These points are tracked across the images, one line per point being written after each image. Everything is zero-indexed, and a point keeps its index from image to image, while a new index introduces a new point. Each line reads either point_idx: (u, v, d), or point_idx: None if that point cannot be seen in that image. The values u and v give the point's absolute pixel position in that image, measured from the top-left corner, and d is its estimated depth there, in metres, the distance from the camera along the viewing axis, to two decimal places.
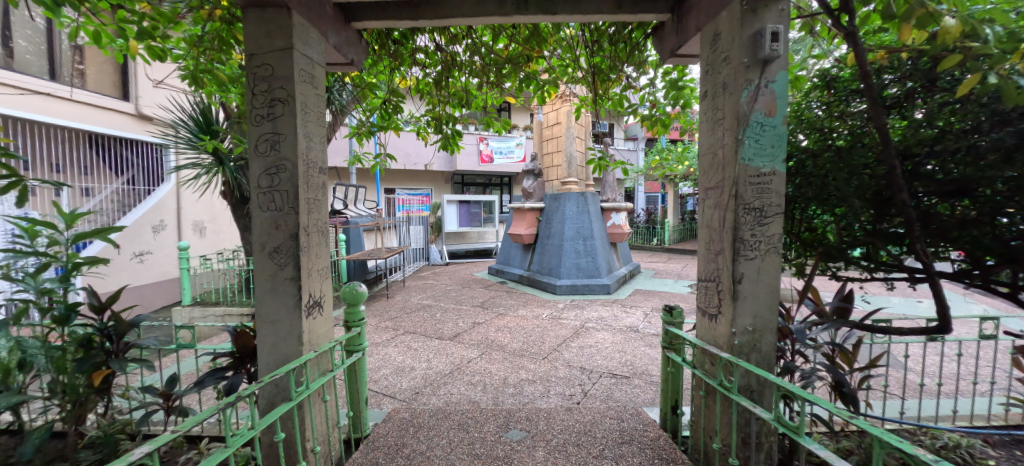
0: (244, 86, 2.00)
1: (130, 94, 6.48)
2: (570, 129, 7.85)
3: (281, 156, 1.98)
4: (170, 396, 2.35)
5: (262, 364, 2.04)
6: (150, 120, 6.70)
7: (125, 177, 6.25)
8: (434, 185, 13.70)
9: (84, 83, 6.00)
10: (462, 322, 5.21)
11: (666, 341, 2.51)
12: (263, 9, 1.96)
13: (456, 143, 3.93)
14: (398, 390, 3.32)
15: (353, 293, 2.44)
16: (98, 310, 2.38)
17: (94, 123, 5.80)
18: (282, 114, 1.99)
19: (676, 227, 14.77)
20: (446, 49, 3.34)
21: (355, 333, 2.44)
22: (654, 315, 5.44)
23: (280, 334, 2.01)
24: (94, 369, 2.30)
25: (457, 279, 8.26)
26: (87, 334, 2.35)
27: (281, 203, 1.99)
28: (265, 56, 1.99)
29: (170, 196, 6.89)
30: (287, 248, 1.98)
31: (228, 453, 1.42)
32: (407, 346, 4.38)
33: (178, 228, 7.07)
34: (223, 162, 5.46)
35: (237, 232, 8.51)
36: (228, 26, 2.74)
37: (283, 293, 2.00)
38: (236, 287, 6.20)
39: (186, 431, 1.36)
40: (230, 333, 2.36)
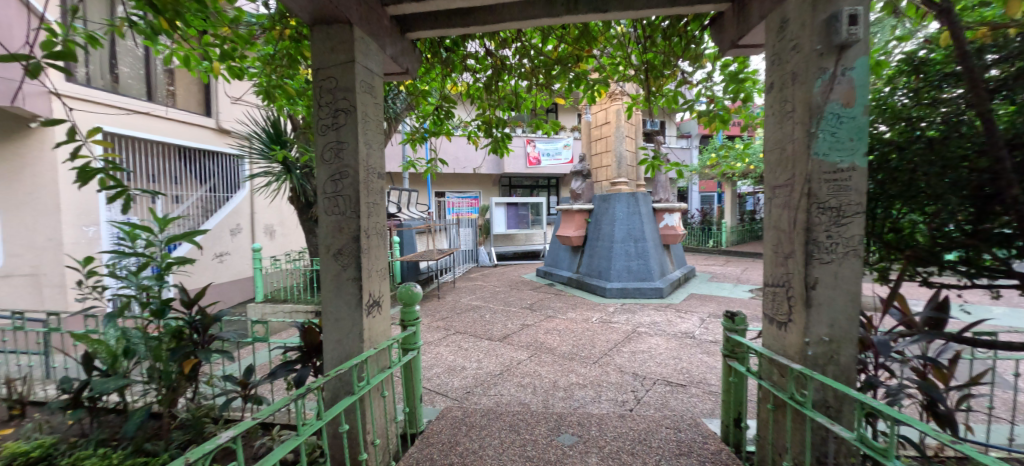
0: (312, 99, 2.14)
1: (211, 110, 7.12)
2: (621, 128, 7.59)
3: (344, 163, 2.09)
4: (248, 385, 2.59)
5: (328, 358, 2.17)
6: (228, 134, 7.34)
7: (207, 186, 6.88)
8: (482, 188, 13.89)
9: (175, 102, 6.70)
10: (512, 323, 5.25)
11: (726, 349, 2.37)
12: (329, 26, 2.08)
13: (505, 146, 3.95)
14: (451, 388, 3.39)
15: (409, 293, 2.51)
16: (188, 305, 2.62)
17: (182, 137, 6.42)
18: (345, 124, 2.10)
19: (736, 228, 13.99)
20: (495, 54, 3.40)
21: (411, 332, 2.51)
22: (712, 321, 5.18)
23: (343, 331, 2.12)
24: (184, 358, 2.56)
25: (505, 281, 8.32)
26: (178, 326, 2.61)
27: (344, 207, 2.10)
28: (330, 70, 2.11)
29: (245, 202, 7.53)
30: (349, 249, 2.09)
31: (299, 441, 1.52)
32: (458, 346, 4.46)
33: (252, 231, 7.70)
34: (291, 170, 5.93)
35: (302, 234, 9.17)
36: (297, 44, 2.95)
37: (345, 292, 2.10)
38: (301, 286, 6.61)
39: (263, 420, 1.47)
40: (298, 328, 2.53)
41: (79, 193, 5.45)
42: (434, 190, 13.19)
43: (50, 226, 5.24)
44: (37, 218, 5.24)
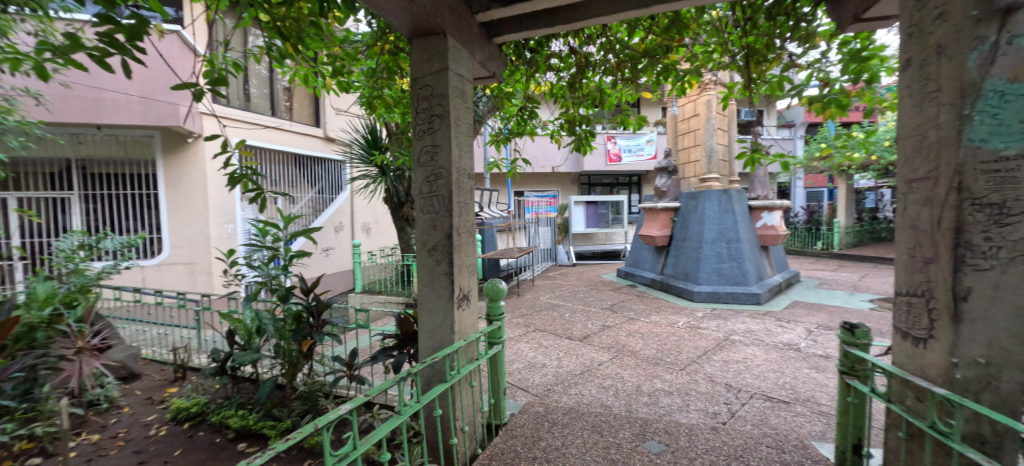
0: (410, 106, 2.31)
1: (320, 121, 7.98)
2: (712, 120, 7.05)
3: (438, 165, 2.22)
4: (353, 365, 2.90)
5: (423, 347, 2.32)
6: (334, 142, 8.18)
7: (317, 188, 7.74)
8: (561, 186, 13.84)
9: (292, 115, 7.63)
10: (592, 324, 5.16)
11: (845, 365, 2.10)
12: (425, 38, 2.23)
13: (588, 144, 3.89)
14: (532, 384, 3.44)
15: (494, 289, 2.57)
16: (306, 292, 2.99)
17: (298, 147, 7.28)
18: (440, 128, 2.22)
19: (851, 229, 12.29)
20: (580, 51, 3.37)
21: (497, 326, 2.58)
22: (821, 333, 4.62)
23: (436, 322, 2.26)
24: (303, 338, 2.94)
25: (585, 281, 8.20)
26: (298, 311, 2.99)
27: (438, 206, 2.23)
28: (426, 79, 2.25)
29: (346, 203, 8.34)
30: (442, 246, 2.22)
31: (401, 421, 1.65)
32: (537, 343, 4.51)
33: (352, 229, 8.51)
34: (386, 173, 6.47)
35: (394, 231, 9.92)
36: (395, 57, 3.20)
37: (439, 285, 2.24)
38: (393, 279, 7.14)
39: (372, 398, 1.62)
40: (395, 318, 2.76)
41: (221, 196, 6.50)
42: (514, 190, 13.42)
43: (201, 226, 6.39)
44: (191, 217, 6.35)
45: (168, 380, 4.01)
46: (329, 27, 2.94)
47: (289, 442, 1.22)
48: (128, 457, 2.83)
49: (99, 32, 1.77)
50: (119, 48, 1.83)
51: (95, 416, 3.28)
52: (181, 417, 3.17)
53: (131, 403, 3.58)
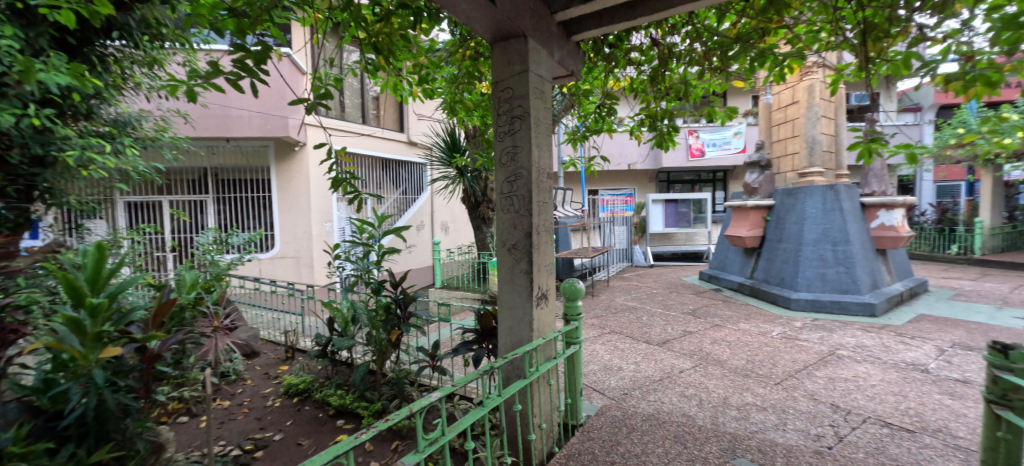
0: (492, 109, 2.37)
1: (404, 127, 8.53)
2: (814, 108, 6.32)
3: (519, 165, 2.27)
4: (435, 356, 3.08)
5: (503, 343, 2.39)
6: (417, 146, 8.70)
7: (401, 189, 8.31)
8: (637, 184, 13.33)
9: (379, 123, 8.25)
10: (672, 328, 4.92)
11: (993, 392, 1.78)
12: (506, 41, 2.28)
13: (671, 139, 3.69)
14: (608, 387, 3.37)
15: (572, 289, 2.55)
16: (395, 286, 3.24)
17: (384, 151, 7.86)
18: (520, 129, 2.26)
19: (999, 231, 10.28)
20: (662, 42, 3.22)
21: (574, 326, 2.56)
22: (956, 354, 3.93)
23: (516, 319, 2.30)
24: (392, 329, 3.19)
25: (664, 283, 7.82)
26: (388, 303, 3.25)
27: (518, 206, 2.27)
28: (508, 81, 2.31)
29: (427, 203, 8.85)
30: (522, 245, 2.26)
31: (484, 412, 1.72)
32: (613, 345, 4.40)
33: (432, 227, 9.00)
34: (463, 174, 6.76)
35: (471, 230, 10.32)
36: (475, 62, 3.32)
37: (518, 283, 2.28)
38: (470, 276, 7.42)
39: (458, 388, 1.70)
40: (475, 313, 2.88)
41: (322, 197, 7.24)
42: (588, 188, 13.21)
43: (305, 224, 7.16)
44: (297, 217, 7.13)
45: (280, 359, 4.56)
46: (415, 39, 3.14)
47: (388, 422, 1.33)
48: (251, 423, 3.27)
49: (235, 60, 2.09)
50: (249, 71, 2.16)
51: (226, 386, 3.84)
52: (291, 392, 3.59)
53: (252, 376, 4.13)
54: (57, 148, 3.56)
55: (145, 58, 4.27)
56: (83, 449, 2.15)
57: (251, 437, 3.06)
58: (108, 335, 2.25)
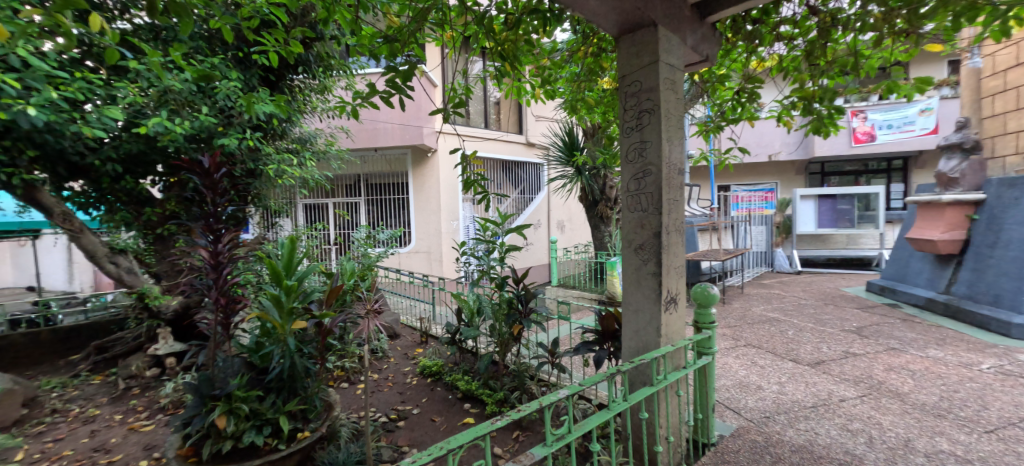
0: (618, 104, 2.31)
1: (522, 129, 8.80)
2: None
3: (647, 161, 2.17)
4: (555, 354, 3.14)
5: (627, 347, 2.31)
6: (535, 147, 8.91)
7: (519, 189, 8.65)
8: (782, 178, 11.52)
9: (500, 126, 8.67)
10: (827, 348, 4.20)
11: None
12: (634, 33, 2.19)
13: (833, 124, 3.13)
14: (745, 407, 3.03)
15: (705, 295, 2.35)
16: (517, 282, 3.40)
17: (505, 153, 8.26)
18: (649, 124, 2.16)
19: None
20: (823, 10, 2.73)
21: (706, 335, 2.35)
22: None
23: (641, 323, 2.21)
24: (514, 323, 3.35)
25: (817, 293, 6.70)
26: (511, 298, 3.42)
27: (646, 205, 2.17)
28: (636, 74, 2.22)
29: (544, 202, 9.06)
30: (650, 245, 2.15)
31: (611, 416, 1.69)
32: (750, 360, 3.93)
33: (548, 226, 9.20)
34: (581, 172, 6.76)
35: (587, 229, 10.26)
36: (598, 57, 3.24)
37: (645, 286, 2.18)
38: (587, 276, 7.37)
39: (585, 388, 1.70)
40: (596, 313, 2.87)
41: (450, 198, 7.89)
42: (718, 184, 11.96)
43: (435, 222, 7.83)
44: (430, 216, 7.85)
45: (416, 342, 5.10)
46: (538, 42, 3.21)
47: (520, 413, 1.40)
48: (394, 396, 3.73)
49: (387, 79, 2.40)
50: (397, 88, 2.46)
51: (375, 361, 4.45)
52: (425, 372, 3.99)
53: (395, 355, 4.70)
54: (263, 162, 4.53)
55: (319, 85, 5.17)
56: (280, 399, 2.68)
57: (395, 408, 3.49)
58: (297, 311, 2.80)
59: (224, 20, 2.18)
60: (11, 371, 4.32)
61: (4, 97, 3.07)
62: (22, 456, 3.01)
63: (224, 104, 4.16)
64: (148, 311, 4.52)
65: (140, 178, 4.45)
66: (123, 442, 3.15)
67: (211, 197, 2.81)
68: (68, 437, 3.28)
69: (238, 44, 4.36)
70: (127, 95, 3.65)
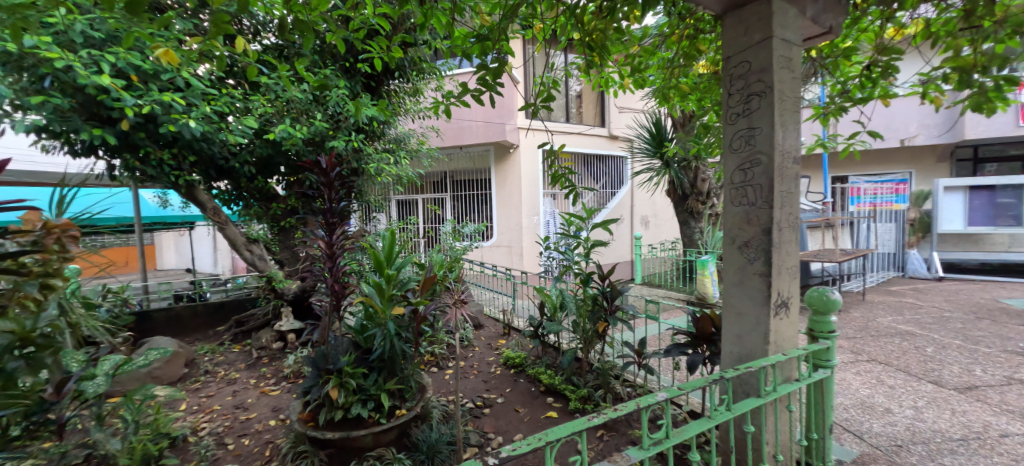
0: (722, 88, 2.13)
1: (605, 121, 8.55)
2: None
3: (756, 150, 1.97)
4: (641, 354, 3.02)
5: (727, 353, 2.14)
6: (618, 139, 8.59)
7: (600, 183, 8.46)
8: (918, 166, 9.45)
9: (581, 119, 8.53)
10: (983, 371, 3.50)
11: None
12: (742, 9, 2.01)
13: (1000, 99, 2.55)
14: (869, 432, 2.65)
15: (824, 300, 2.08)
16: (602, 278, 3.32)
17: (587, 147, 8.11)
18: (759, 108, 1.96)
19: None
20: None
21: (824, 346, 2.08)
22: None
23: (746, 327, 2.03)
24: (598, 320, 3.28)
25: (966, 304, 5.61)
26: (595, 294, 3.36)
27: (754, 198, 1.99)
28: (743, 54, 2.03)
29: (627, 197, 8.75)
30: (758, 243, 1.96)
31: (712, 426, 1.59)
32: (876, 378, 3.42)
33: (632, 222, 8.87)
34: (670, 164, 6.38)
35: (675, 226, 9.71)
36: (693, 41, 3.00)
37: (751, 287, 2.00)
38: (675, 274, 6.98)
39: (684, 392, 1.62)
40: (690, 314, 2.70)
41: (531, 193, 7.93)
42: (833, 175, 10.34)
43: (516, 217, 7.91)
44: (511, 211, 7.96)
45: (499, 333, 5.24)
46: (628, 29, 3.06)
47: (617, 412, 1.40)
48: (480, 384, 3.86)
49: (479, 78, 2.47)
50: (488, 86, 2.53)
51: (461, 349, 4.65)
52: (508, 363, 4.08)
53: (479, 345, 4.87)
54: (365, 162, 4.96)
55: (412, 88, 5.51)
56: (382, 377, 2.93)
57: (481, 396, 3.62)
58: (395, 297, 3.03)
59: (337, 34, 2.40)
60: (177, 337, 5.29)
61: (173, 113, 3.71)
62: (185, 406, 3.66)
63: (334, 110, 4.62)
64: (274, 293, 5.22)
65: (268, 178, 5.13)
66: (256, 403, 3.68)
67: (327, 193, 3.14)
68: (216, 394, 3.92)
69: (345, 55, 4.81)
70: (260, 106, 4.22)
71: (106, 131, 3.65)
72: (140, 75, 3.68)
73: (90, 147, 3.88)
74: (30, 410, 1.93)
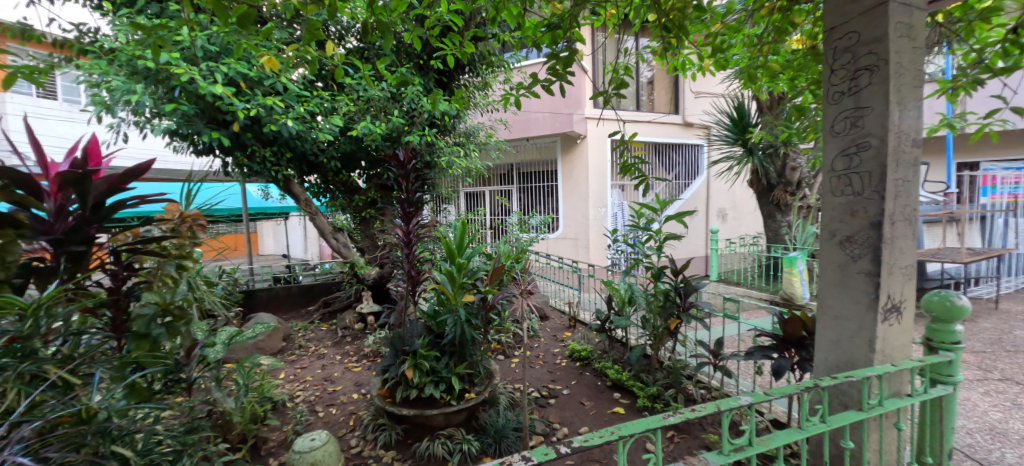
0: (823, 64, 1.91)
1: (679, 108, 8.08)
2: None
3: (865, 132, 1.75)
4: (718, 355, 2.85)
5: (821, 359, 1.94)
6: (694, 126, 8.08)
7: (673, 174, 8.04)
8: None
9: (654, 107, 8.15)
10: None
11: None
12: None
13: None
14: (999, 462, 2.27)
15: (947, 306, 1.81)
16: (676, 273, 3.17)
17: (659, 135, 7.74)
18: (869, 85, 1.74)
19: None
20: None
21: (946, 359, 1.81)
22: None
23: (847, 333, 1.83)
24: (671, 317, 3.14)
25: None
26: (667, 290, 3.22)
27: (860, 187, 1.77)
28: (852, 23, 1.79)
29: (703, 187, 8.24)
30: (864, 237, 1.75)
31: (803, 437, 1.46)
32: (1010, 400, 2.92)
33: (708, 214, 8.34)
34: (753, 151, 5.89)
35: (758, 219, 8.97)
36: (785, 14, 2.72)
37: (853, 288, 1.80)
38: (757, 272, 6.47)
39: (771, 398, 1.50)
40: (776, 315, 2.50)
41: (598, 185, 7.75)
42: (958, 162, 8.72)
43: (583, 209, 7.78)
44: (578, 203, 7.83)
45: (564, 325, 5.21)
46: (709, 6, 2.84)
47: (695, 413, 1.34)
48: (546, 374, 3.88)
49: (549, 68, 2.45)
50: (558, 76, 2.50)
51: (527, 339, 4.70)
52: (574, 356, 4.05)
53: (545, 335, 4.89)
54: (437, 155, 5.16)
55: (481, 82, 5.61)
56: (453, 361, 3.06)
57: (547, 386, 3.64)
58: (466, 286, 3.13)
59: (414, 33, 2.50)
60: (276, 314, 5.93)
61: (274, 114, 4.12)
62: (283, 375, 4.11)
63: (409, 107, 4.85)
64: (356, 278, 5.64)
65: (351, 171, 5.53)
66: (341, 377, 4.03)
67: (405, 185, 3.32)
68: (309, 367, 4.34)
69: (419, 53, 5.00)
70: (344, 105, 4.55)
71: (221, 132, 4.15)
72: (247, 82, 4.11)
73: (208, 147, 4.44)
74: (170, 370, 2.28)
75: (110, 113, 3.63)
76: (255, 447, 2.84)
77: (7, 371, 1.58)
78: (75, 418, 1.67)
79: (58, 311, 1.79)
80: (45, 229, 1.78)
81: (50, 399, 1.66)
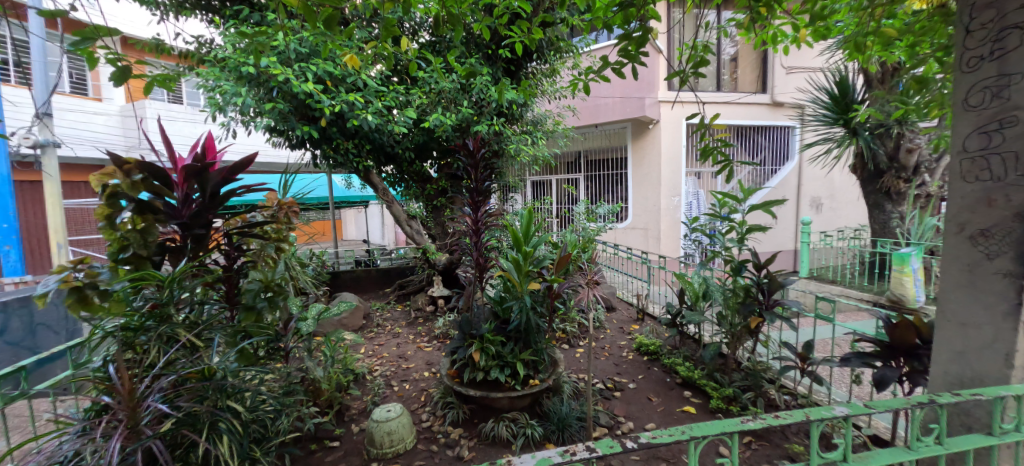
0: (957, 25, 1.62)
1: (768, 86, 7.38)
2: None
3: (1012, 105, 1.46)
4: (806, 360, 2.59)
5: (939, 371, 1.68)
6: (784, 107, 7.35)
7: (759, 159, 7.38)
8: None
9: (738, 86, 7.51)
10: None
11: None
12: None
13: None
14: None
15: None
16: (759, 268, 2.92)
17: (744, 117, 7.14)
18: (1019, 46, 1.44)
19: None
20: None
21: None
22: None
23: (975, 344, 1.56)
24: (752, 314, 2.90)
25: None
26: (749, 285, 2.97)
27: (1001, 170, 1.49)
28: None
29: (794, 174, 7.47)
30: (1003, 232, 1.47)
31: (911, 458, 1.28)
32: None
33: (799, 204, 7.56)
34: (857, 132, 5.19)
35: (862, 210, 7.94)
36: None
37: (986, 292, 1.52)
38: (857, 270, 5.78)
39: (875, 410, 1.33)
40: (880, 319, 2.21)
41: (672, 173, 7.34)
42: None
43: (654, 198, 7.43)
44: (649, 191, 7.48)
45: (632, 318, 5.05)
46: None
47: (778, 420, 1.22)
48: (611, 366, 3.79)
49: (620, 50, 2.33)
50: (630, 57, 2.36)
51: (593, 329, 4.63)
52: (642, 350, 3.91)
53: (611, 327, 4.78)
54: (505, 143, 5.21)
55: (549, 69, 5.54)
56: (519, 347, 3.09)
57: (613, 378, 3.56)
58: (532, 274, 3.13)
59: (484, 22, 2.51)
60: (356, 294, 6.41)
61: (356, 109, 4.40)
62: (363, 350, 4.45)
63: (478, 97, 4.94)
64: (428, 263, 5.92)
65: (424, 162, 5.78)
66: (414, 356, 4.26)
67: (475, 173, 3.39)
68: (385, 344, 4.65)
69: (489, 42, 5.05)
70: (417, 98, 4.74)
71: (311, 127, 4.51)
72: (333, 80, 4.42)
73: (301, 141, 4.84)
74: (271, 339, 2.56)
75: (221, 113, 4.10)
76: (340, 413, 3.11)
77: (150, 333, 1.93)
78: (199, 374, 1.96)
79: (186, 284, 2.08)
80: (175, 214, 2.06)
81: (181, 357, 1.97)
